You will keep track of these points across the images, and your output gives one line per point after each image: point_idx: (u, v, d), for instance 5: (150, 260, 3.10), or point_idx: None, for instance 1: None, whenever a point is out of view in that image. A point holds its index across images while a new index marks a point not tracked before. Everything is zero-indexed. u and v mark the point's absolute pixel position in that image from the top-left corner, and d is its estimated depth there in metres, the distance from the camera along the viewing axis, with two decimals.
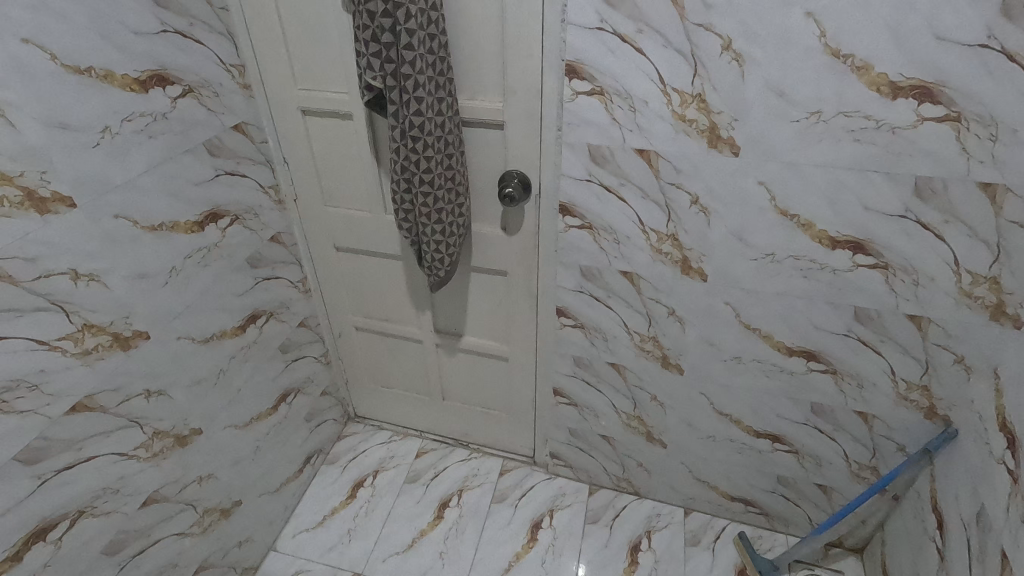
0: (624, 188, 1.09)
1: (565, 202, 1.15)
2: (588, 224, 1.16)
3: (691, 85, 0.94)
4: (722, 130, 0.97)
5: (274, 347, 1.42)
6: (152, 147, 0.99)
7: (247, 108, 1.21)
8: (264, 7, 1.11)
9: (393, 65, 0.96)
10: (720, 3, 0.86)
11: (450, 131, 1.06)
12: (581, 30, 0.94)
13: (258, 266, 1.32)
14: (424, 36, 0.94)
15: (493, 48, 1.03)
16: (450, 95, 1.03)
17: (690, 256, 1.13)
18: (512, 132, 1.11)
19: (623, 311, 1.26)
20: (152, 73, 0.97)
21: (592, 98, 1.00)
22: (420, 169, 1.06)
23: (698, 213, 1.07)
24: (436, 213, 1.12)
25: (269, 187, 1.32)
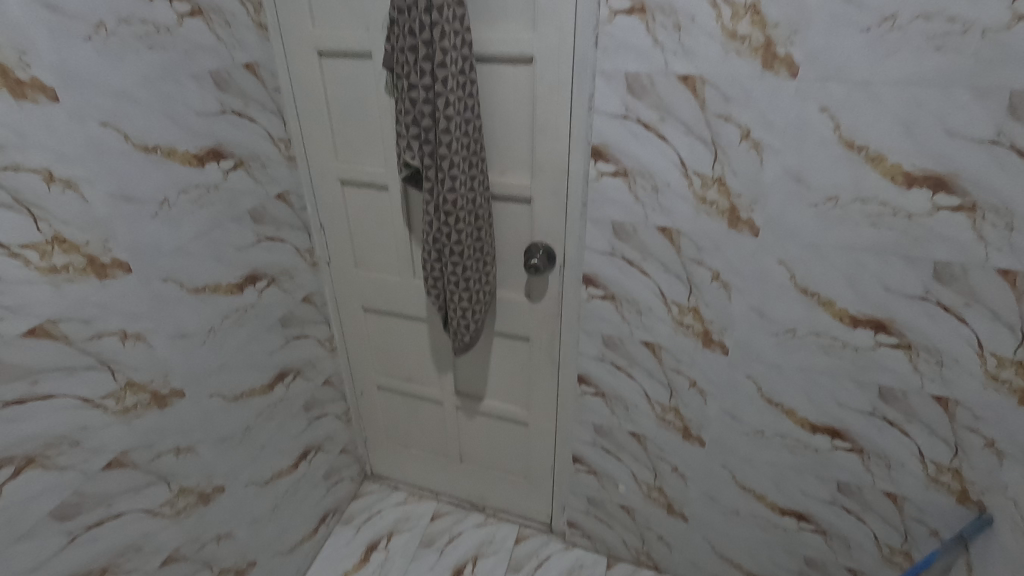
0: (646, 262, 1.12)
1: (588, 273, 1.19)
2: (610, 295, 1.19)
3: (711, 169, 0.99)
4: (741, 211, 1.01)
5: (299, 405, 1.45)
6: (204, 215, 1.07)
7: (291, 178, 1.29)
8: (313, 89, 1.21)
9: (430, 146, 1.03)
10: (739, 97, 0.92)
11: (482, 205, 1.12)
12: (607, 117, 1.01)
13: (289, 325, 1.36)
14: (461, 120, 1.01)
15: (523, 131, 1.11)
16: (482, 173, 1.10)
17: (711, 329, 1.15)
18: (539, 206, 1.16)
19: (644, 381, 1.27)
20: (208, 149, 1.05)
21: (616, 178, 1.06)
22: (451, 240, 1.11)
23: (719, 288, 1.10)
24: (464, 282, 1.16)
25: (304, 250, 1.38)
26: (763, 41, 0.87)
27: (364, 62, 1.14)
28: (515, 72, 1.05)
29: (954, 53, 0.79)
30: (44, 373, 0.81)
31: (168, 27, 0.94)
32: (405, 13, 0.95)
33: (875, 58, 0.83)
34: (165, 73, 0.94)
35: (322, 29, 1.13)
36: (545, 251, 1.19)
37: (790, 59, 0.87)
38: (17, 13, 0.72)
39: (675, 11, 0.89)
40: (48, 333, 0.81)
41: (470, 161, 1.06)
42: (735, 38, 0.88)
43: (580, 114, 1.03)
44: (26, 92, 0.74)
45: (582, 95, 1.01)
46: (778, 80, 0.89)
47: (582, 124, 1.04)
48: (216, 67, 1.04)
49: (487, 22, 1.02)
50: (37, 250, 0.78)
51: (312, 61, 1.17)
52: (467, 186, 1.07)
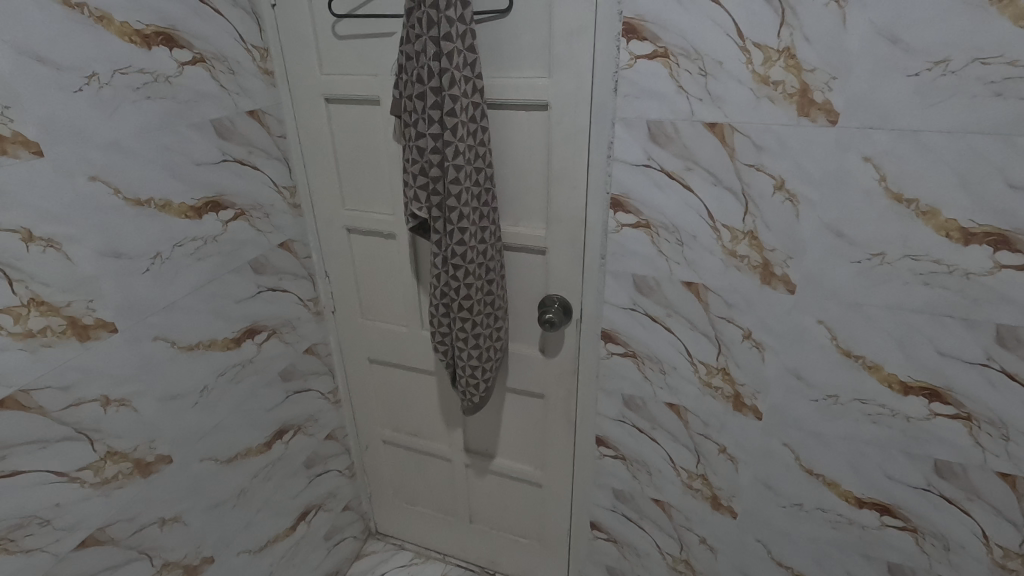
0: (671, 318, 1.04)
1: (607, 329, 1.10)
2: (631, 352, 1.10)
3: (742, 222, 0.91)
4: (776, 267, 0.92)
5: (299, 462, 1.37)
6: (200, 269, 1.01)
7: (295, 226, 1.24)
8: (320, 135, 1.16)
9: (438, 196, 0.97)
10: (772, 146, 0.85)
11: (493, 257, 1.05)
12: (627, 166, 0.94)
13: (290, 379, 1.29)
14: (471, 169, 0.95)
15: (539, 179, 1.04)
16: (494, 224, 1.03)
17: (743, 392, 1.05)
18: (554, 259, 1.09)
19: (668, 445, 1.17)
20: (207, 199, 1.00)
21: (637, 230, 0.98)
22: (460, 295, 1.03)
23: (752, 348, 1.00)
24: (473, 338, 1.08)
25: (308, 300, 1.32)
26: (799, 86, 0.80)
27: (371, 108, 1.10)
28: (529, 119, 1.00)
29: (1017, 99, 0.72)
30: (13, 448, 0.74)
31: (167, 75, 0.90)
32: (413, 59, 0.90)
33: (924, 106, 0.75)
34: (164, 123, 0.90)
35: (329, 75, 1.09)
36: (560, 304, 1.11)
37: (829, 105, 0.80)
38: (0, 66, 0.68)
39: (702, 56, 0.83)
40: (19, 403, 0.74)
41: (480, 211, 1.00)
42: (767, 84, 0.81)
43: (597, 162, 0.97)
44: (6, 147, 0.69)
45: (600, 143, 0.95)
46: (815, 128, 0.82)
47: (600, 175, 0.98)
48: (218, 116, 1.00)
49: (500, 68, 0.97)
50: (12, 313, 0.72)
51: (319, 107, 1.13)
52: (477, 236, 1.00)
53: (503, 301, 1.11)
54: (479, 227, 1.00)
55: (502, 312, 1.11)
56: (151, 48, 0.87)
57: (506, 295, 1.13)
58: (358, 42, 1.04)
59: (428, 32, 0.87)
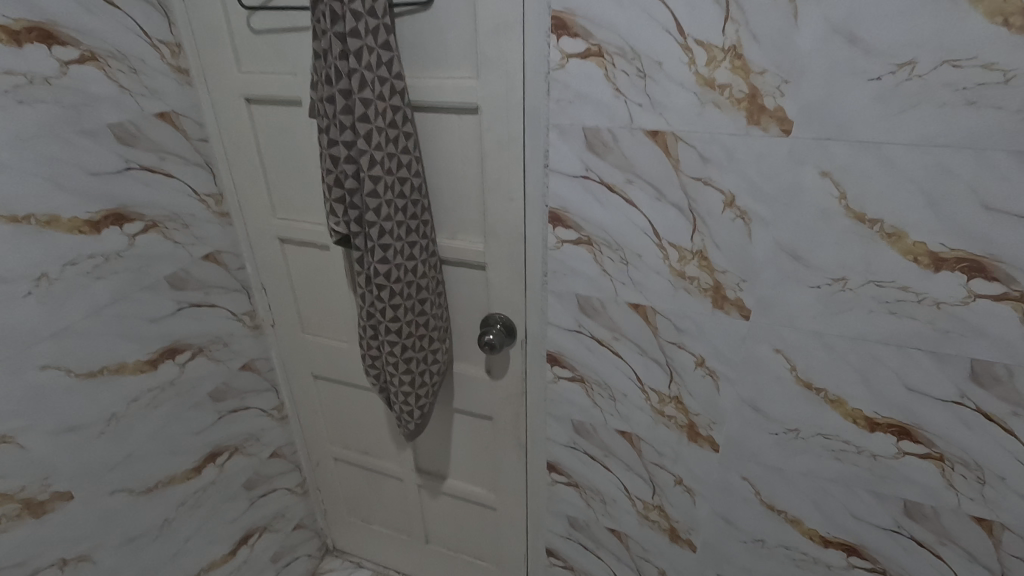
0: (619, 342, 0.95)
1: (553, 351, 1.01)
2: (579, 377, 1.02)
3: (690, 240, 0.82)
4: (728, 290, 0.83)
5: (237, 485, 1.29)
6: (101, 289, 0.92)
7: (223, 236, 1.15)
8: (243, 138, 1.07)
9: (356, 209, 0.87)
10: (720, 157, 0.75)
11: (423, 275, 0.95)
12: (564, 177, 0.85)
13: (222, 399, 1.21)
14: (391, 180, 0.86)
15: (474, 190, 0.95)
16: (424, 238, 0.94)
17: (697, 423, 0.96)
18: (494, 276, 1.00)
19: (622, 474, 1.09)
20: (107, 212, 0.91)
21: (578, 247, 0.89)
22: (386, 317, 0.94)
23: (705, 377, 0.91)
24: (404, 362, 0.99)
25: (242, 314, 1.23)
26: (747, 91, 0.70)
27: (294, 110, 1.00)
28: (459, 124, 0.90)
29: (992, 109, 0.62)
30: None
31: (46, 77, 0.81)
32: (321, 58, 0.81)
33: (887, 115, 0.65)
34: (44, 130, 0.81)
35: (248, 74, 1.00)
36: (502, 325, 1.03)
37: (781, 113, 0.70)
38: None
39: (639, 55, 0.73)
40: None
41: (405, 225, 0.90)
42: (712, 88, 0.71)
43: (532, 173, 0.87)
44: None
45: (535, 152, 0.85)
46: (767, 138, 0.72)
47: (537, 187, 0.88)
48: (117, 120, 0.91)
49: (425, 67, 0.87)
50: None
51: (240, 108, 1.03)
52: (402, 253, 0.91)
53: (440, 321, 1.02)
54: (405, 243, 0.91)
55: (439, 332, 1.02)
56: (22, 45, 0.77)
57: (446, 314, 1.04)
58: (275, 37, 0.94)
59: (332, 28, 0.77)
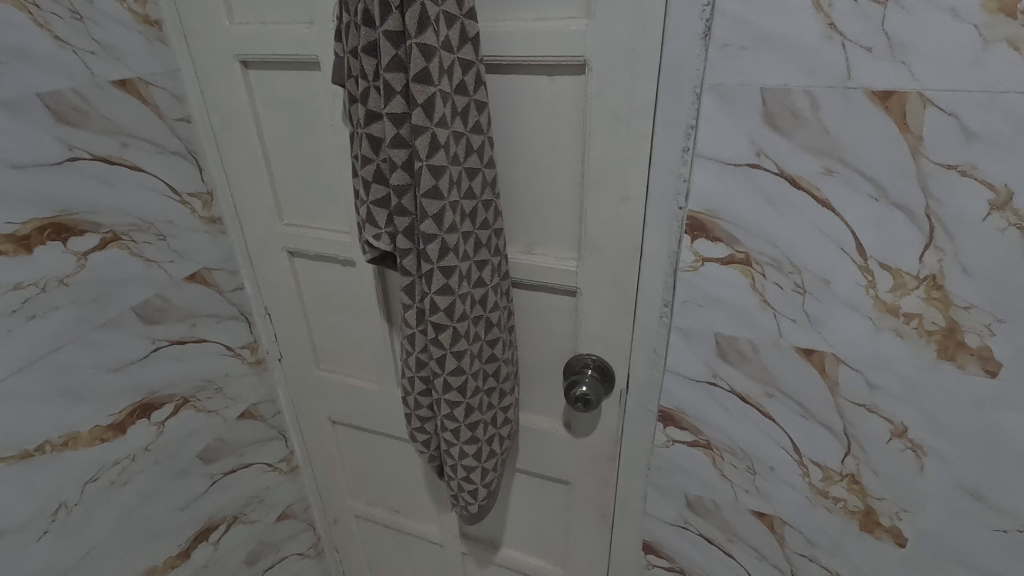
0: (772, 400, 0.67)
1: (668, 406, 0.74)
2: (703, 442, 0.74)
3: (917, 261, 0.54)
4: (967, 335, 0.55)
5: (237, 562, 1.02)
6: (37, 332, 0.64)
7: (213, 249, 0.87)
8: (238, 117, 0.78)
9: (404, 216, 0.58)
10: (1000, 133, 0.47)
11: (493, 307, 0.67)
12: (717, 167, 0.57)
13: (216, 459, 0.93)
14: (455, 173, 0.58)
15: (567, 185, 0.67)
16: (495, 254, 0.66)
17: (878, 509, 0.69)
18: (588, 305, 0.72)
19: (749, 564, 0.81)
20: (41, 222, 0.63)
21: (728, 268, 0.61)
22: (445, 369, 0.65)
23: (903, 453, 0.64)
24: (468, 430, 0.69)
25: (241, 347, 0.95)
26: None
27: (309, 76, 0.72)
28: (553, 89, 0.62)
29: None
30: None
31: None
32: None
33: None
34: None
35: (243, 25, 0.71)
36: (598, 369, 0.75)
37: None
38: None
39: None
40: None
41: (470, 238, 0.62)
42: (1010, 15, 0.43)
43: (663, 161, 0.59)
44: None
45: (673, 128, 0.57)
46: None
47: (669, 180, 0.60)
48: (54, 88, 0.63)
49: (505, 3, 0.59)
50: None
51: (233, 75, 0.75)
52: (467, 278, 0.63)
53: (510, 367, 0.74)
54: (473, 262, 0.63)
55: (510, 383, 0.73)
56: None
57: (515, 355, 0.76)
58: None
59: None
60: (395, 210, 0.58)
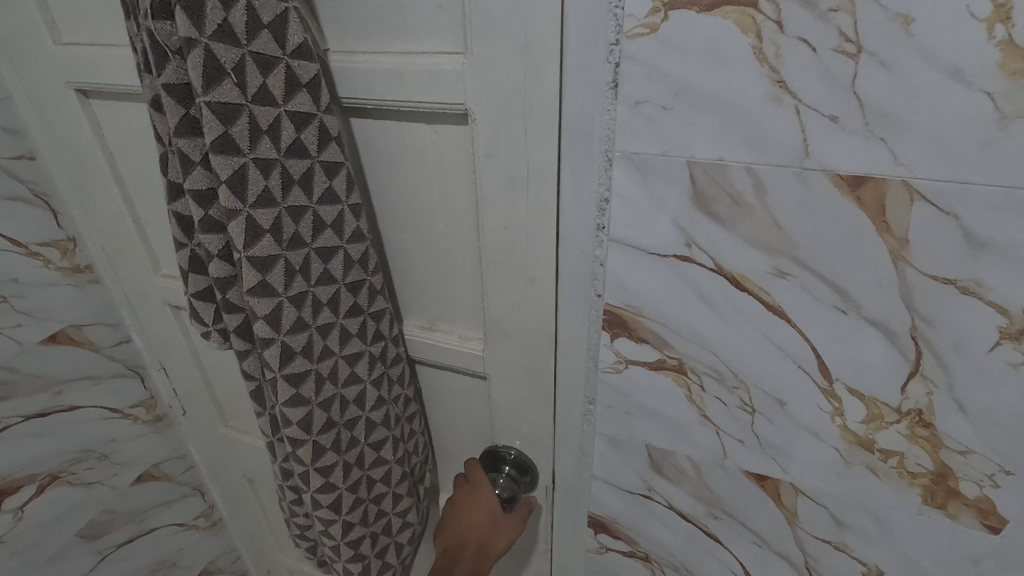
0: (719, 522, 0.54)
1: (599, 512, 0.61)
2: (641, 553, 0.62)
3: (899, 391, 0.40)
4: (964, 483, 0.42)
5: None
6: None
7: (83, 303, 0.74)
8: (88, 155, 0.65)
9: (235, 313, 0.46)
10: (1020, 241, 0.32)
11: (374, 405, 0.55)
12: (636, 255, 0.43)
13: (105, 533, 0.82)
14: (296, 259, 0.44)
15: (463, 255, 0.53)
16: (374, 343, 0.53)
17: None
18: (500, 393, 0.59)
19: None
20: None
21: (659, 374, 0.48)
22: (309, 486, 0.54)
23: None
24: (349, 547, 0.59)
25: (132, 406, 0.83)
26: None
27: None
28: (435, 140, 0.48)
29: None
30: None
31: None
32: (133, 19, 0.39)
33: None
34: None
35: (69, 46, 0.57)
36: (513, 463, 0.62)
37: None
38: None
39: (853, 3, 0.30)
40: None
41: (332, 330, 0.49)
42: None
43: (572, 239, 0.45)
44: None
45: (582, 201, 0.43)
46: None
47: (581, 263, 0.46)
48: None
49: (363, 30, 0.44)
50: None
51: (71, 106, 0.61)
52: (329, 380, 0.50)
53: (408, 461, 0.62)
54: (338, 360, 0.51)
55: (408, 482, 0.62)
56: None
57: (419, 443, 0.64)
58: None
59: None
60: (221, 306, 0.46)
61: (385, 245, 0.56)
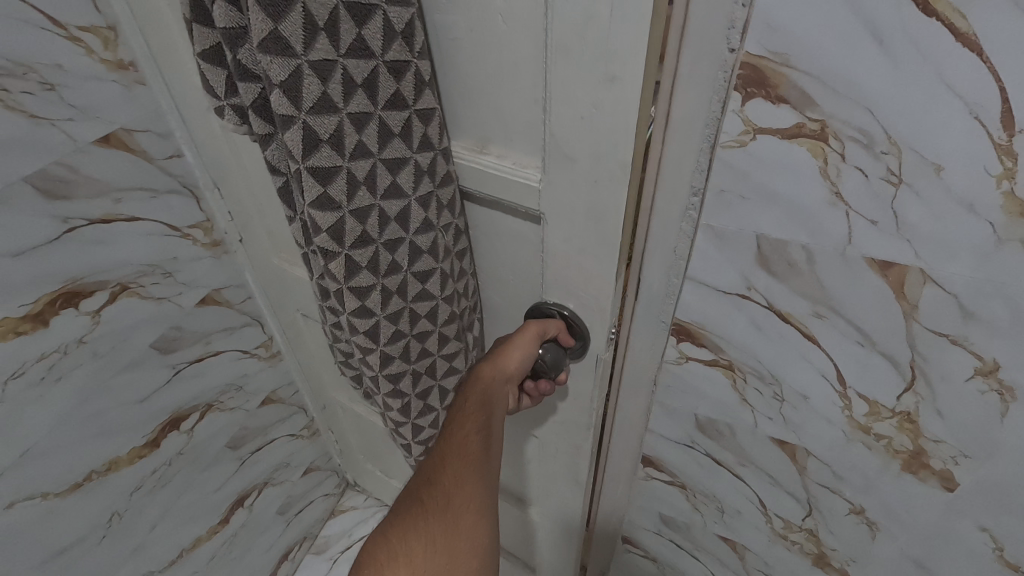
0: (820, 322, 0.52)
1: (685, 321, 0.60)
2: (724, 362, 0.61)
3: None
4: None
5: (219, 447, 0.98)
6: None
7: (129, 105, 0.68)
8: None
9: (251, 82, 0.44)
10: None
11: (419, 229, 0.52)
12: None
13: (176, 348, 0.84)
14: (320, 13, 0.38)
15: (525, 47, 0.44)
16: (418, 153, 0.49)
17: (931, 450, 0.57)
18: (557, 233, 0.53)
19: (761, 488, 0.73)
20: None
21: (792, 145, 0.43)
22: (347, 308, 0.53)
23: (984, 394, 0.50)
24: (389, 377, 0.60)
25: (189, 227, 0.81)
26: None
27: None
28: None
29: None
30: None
31: None
32: None
33: None
34: None
35: None
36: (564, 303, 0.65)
37: None
38: None
39: None
40: None
41: (370, 123, 0.45)
42: None
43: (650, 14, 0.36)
44: None
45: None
46: None
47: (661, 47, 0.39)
48: None
49: None
50: None
51: None
52: (367, 189, 0.47)
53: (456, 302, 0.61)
54: (375, 164, 0.47)
55: (455, 325, 0.61)
56: None
57: (468, 286, 0.63)
58: None
59: None
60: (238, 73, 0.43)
61: (434, 31, 0.48)
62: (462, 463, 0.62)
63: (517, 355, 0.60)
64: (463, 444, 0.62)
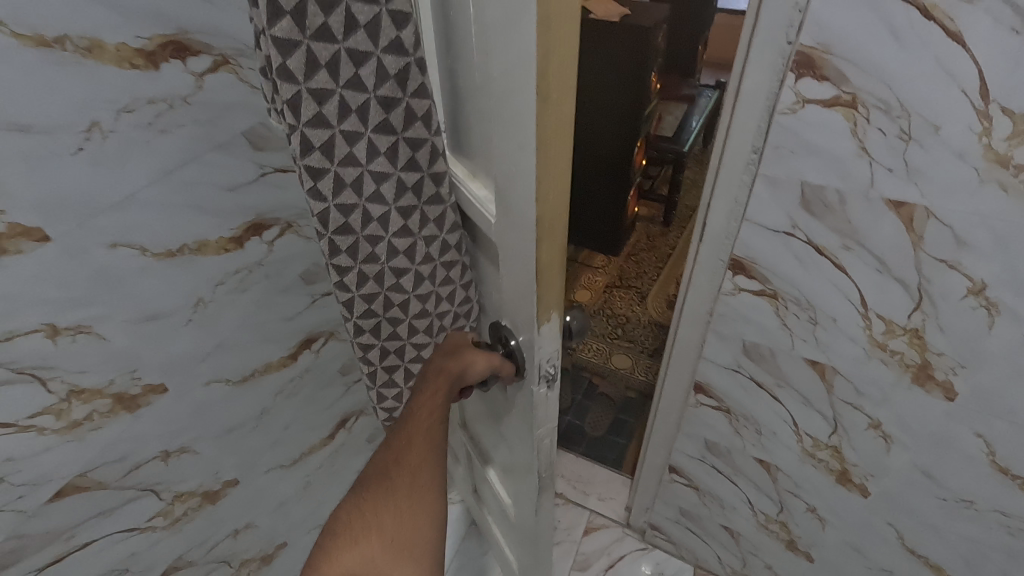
0: (848, 254, 0.68)
1: (740, 257, 0.77)
2: (769, 291, 0.78)
3: None
4: None
5: (333, 371, 1.17)
6: (167, 147, 0.70)
7: None
8: None
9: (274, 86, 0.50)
10: None
11: (398, 230, 0.55)
12: None
13: (315, 281, 1.02)
14: (320, 52, 0.43)
15: (487, 102, 0.47)
16: (399, 177, 0.52)
17: (935, 363, 0.72)
18: (502, 265, 0.57)
19: (795, 408, 0.89)
20: (164, 40, 0.66)
21: (831, 111, 0.59)
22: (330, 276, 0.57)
23: (976, 310, 0.65)
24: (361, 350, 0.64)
25: None
26: None
27: None
28: None
29: None
30: None
31: None
32: None
33: None
34: None
35: None
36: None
37: None
38: None
39: None
40: None
41: (359, 140, 0.49)
42: None
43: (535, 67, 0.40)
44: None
45: (553, 17, 0.39)
46: None
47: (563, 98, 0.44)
48: None
49: None
50: None
51: None
52: (351, 187, 0.51)
53: (434, 303, 0.63)
54: (358, 175, 0.51)
55: (426, 322, 0.64)
56: None
57: (473, 297, 0.65)
58: None
59: None
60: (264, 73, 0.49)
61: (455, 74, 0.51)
62: (413, 460, 0.63)
63: (467, 370, 0.62)
64: (410, 445, 0.63)
